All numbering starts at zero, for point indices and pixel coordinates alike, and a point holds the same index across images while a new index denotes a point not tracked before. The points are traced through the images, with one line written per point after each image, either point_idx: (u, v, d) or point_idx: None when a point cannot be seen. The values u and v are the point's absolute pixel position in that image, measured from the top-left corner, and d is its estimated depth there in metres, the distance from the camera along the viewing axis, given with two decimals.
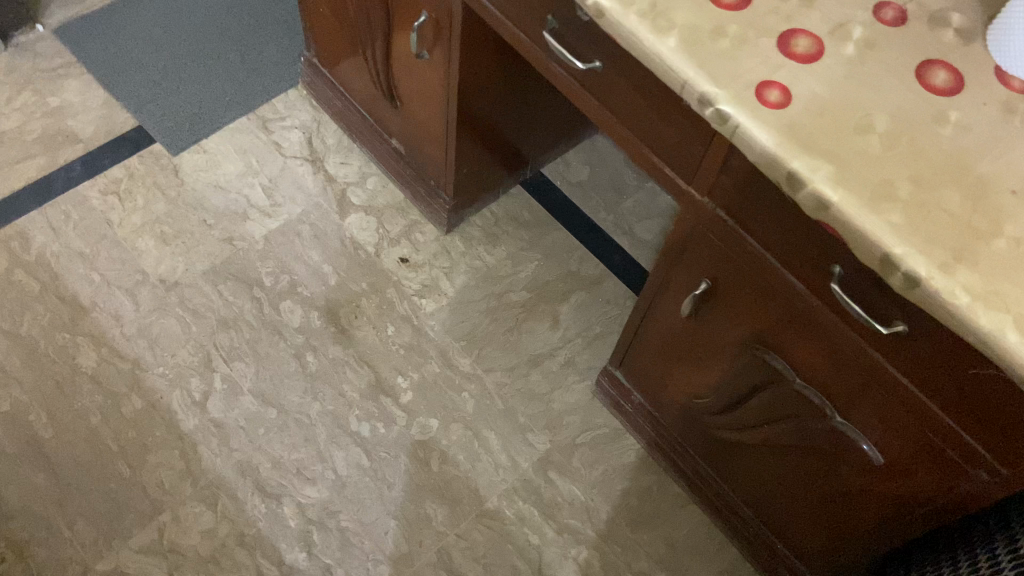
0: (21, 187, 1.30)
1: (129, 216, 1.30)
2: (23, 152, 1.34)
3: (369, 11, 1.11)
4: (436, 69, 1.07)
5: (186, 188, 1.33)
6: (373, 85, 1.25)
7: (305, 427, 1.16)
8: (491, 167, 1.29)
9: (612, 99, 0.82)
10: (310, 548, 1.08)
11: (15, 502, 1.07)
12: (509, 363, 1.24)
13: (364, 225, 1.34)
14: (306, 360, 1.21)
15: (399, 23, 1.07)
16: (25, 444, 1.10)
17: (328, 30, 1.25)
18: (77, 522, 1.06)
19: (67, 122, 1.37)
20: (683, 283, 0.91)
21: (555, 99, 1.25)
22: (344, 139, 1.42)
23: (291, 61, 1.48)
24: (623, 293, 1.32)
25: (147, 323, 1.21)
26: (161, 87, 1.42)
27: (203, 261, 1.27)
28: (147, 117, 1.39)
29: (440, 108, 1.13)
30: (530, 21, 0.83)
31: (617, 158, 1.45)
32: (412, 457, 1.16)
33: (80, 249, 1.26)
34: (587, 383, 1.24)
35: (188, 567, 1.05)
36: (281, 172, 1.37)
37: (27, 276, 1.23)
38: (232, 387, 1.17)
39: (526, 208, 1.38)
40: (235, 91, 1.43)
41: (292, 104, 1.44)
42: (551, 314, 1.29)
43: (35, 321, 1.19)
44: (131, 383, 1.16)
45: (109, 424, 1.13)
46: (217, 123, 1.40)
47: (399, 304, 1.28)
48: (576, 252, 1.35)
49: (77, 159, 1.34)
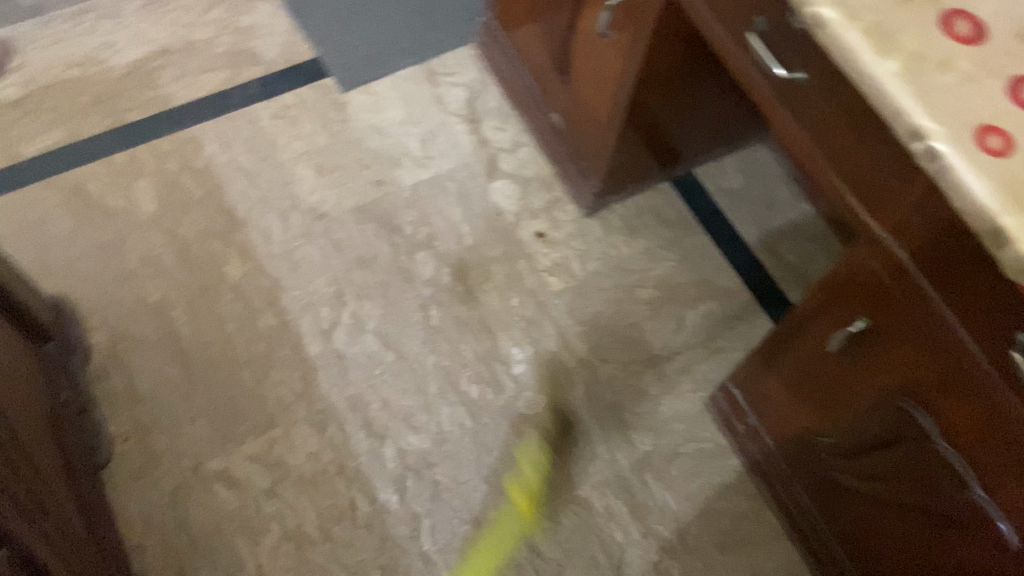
0: (201, 97, 1.38)
1: (292, 142, 1.35)
2: (209, 63, 1.41)
3: None
4: (619, 52, 1.05)
5: (349, 125, 1.38)
6: (548, 56, 1.24)
7: (419, 377, 1.19)
8: (646, 159, 1.26)
9: (803, 114, 0.77)
10: (402, 493, 1.11)
11: (148, 387, 1.14)
12: (625, 358, 1.23)
13: (509, 193, 1.35)
14: (431, 313, 1.23)
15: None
16: (166, 336, 1.18)
17: None
18: (198, 418, 1.13)
19: (252, 43, 1.44)
20: (835, 317, 0.87)
21: (727, 103, 1.22)
22: (504, 105, 1.43)
23: (468, 20, 1.50)
24: (755, 311, 1.28)
25: (291, 247, 1.26)
26: (344, 24, 1.46)
27: (351, 198, 1.31)
28: (326, 51, 1.44)
29: (611, 92, 1.11)
30: (736, 20, 0.81)
31: (775, 172, 1.40)
32: (514, 428, 1.17)
33: (244, 165, 1.32)
34: (699, 395, 1.22)
35: (290, 484, 1.10)
36: (439, 126, 1.39)
37: (193, 181, 1.30)
38: (357, 324, 1.21)
39: (671, 206, 1.36)
40: (410, 40, 1.46)
41: (461, 62, 1.46)
42: (677, 318, 1.27)
43: (193, 224, 1.27)
44: (268, 301, 1.22)
45: (242, 334, 1.19)
46: (389, 68, 1.43)
47: (529, 277, 1.28)
48: (714, 260, 1.31)
49: (255, 79, 1.40)
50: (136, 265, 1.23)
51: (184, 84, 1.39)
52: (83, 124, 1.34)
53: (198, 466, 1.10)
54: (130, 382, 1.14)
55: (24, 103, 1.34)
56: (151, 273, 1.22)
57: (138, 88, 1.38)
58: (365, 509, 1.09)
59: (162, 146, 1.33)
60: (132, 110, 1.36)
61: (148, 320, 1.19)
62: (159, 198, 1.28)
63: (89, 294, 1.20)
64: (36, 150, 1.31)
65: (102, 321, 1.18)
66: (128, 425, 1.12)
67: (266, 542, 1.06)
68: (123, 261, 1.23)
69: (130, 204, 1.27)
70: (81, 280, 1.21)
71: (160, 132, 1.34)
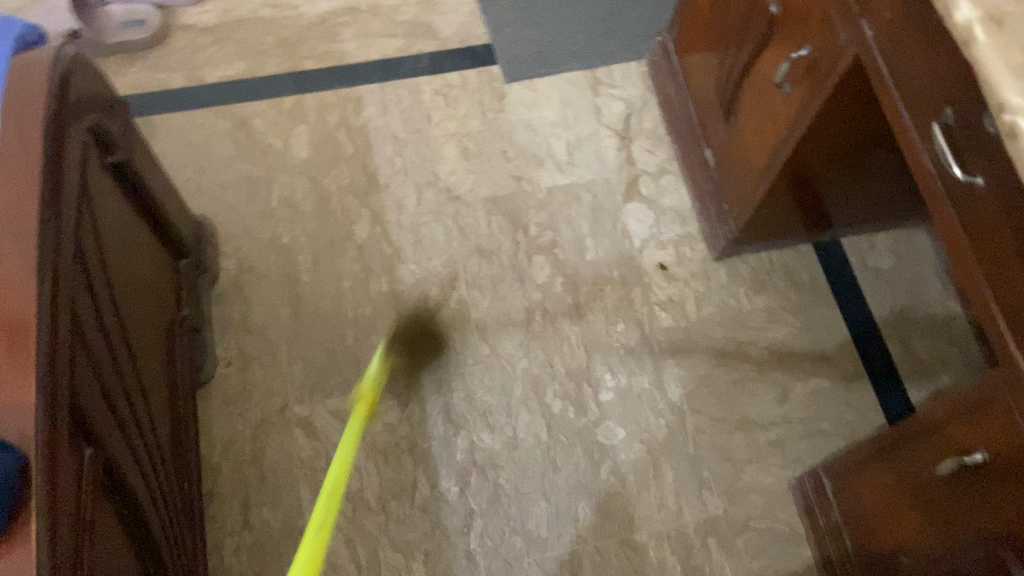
0: (373, 59, 1.43)
1: (446, 121, 1.38)
2: (388, 29, 1.46)
3: (750, 23, 1.06)
4: (790, 107, 1.00)
5: (503, 116, 1.39)
6: (717, 92, 1.20)
7: (507, 378, 1.19)
8: (791, 217, 1.20)
9: (971, 221, 0.71)
10: (463, 487, 1.12)
11: (260, 321, 1.21)
12: (718, 414, 1.19)
13: (642, 217, 1.32)
14: (534, 319, 1.23)
15: (777, 45, 1.01)
16: (286, 278, 1.24)
17: (699, 22, 1.22)
18: (295, 362, 1.18)
19: (433, 17, 1.48)
20: (950, 439, 0.81)
21: (895, 182, 1.13)
22: (660, 129, 1.40)
23: (646, 36, 1.47)
24: (869, 402, 1.20)
25: (419, 222, 1.29)
26: (523, 17, 1.47)
27: (487, 188, 1.33)
28: (500, 40, 1.45)
29: (773, 144, 1.06)
30: (923, 105, 0.74)
31: (930, 260, 1.30)
32: (587, 454, 1.15)
33: (396, 133, 1.36)
34: (786, 473, 1.16)
35: (361, 447, 1.13)
36: (590, 135, 1.38)
37: (346, 138, 1.35)
38: (462, 311, 1.23)
39: (807, 270, 1.29)
40: (584, 45, 1.45)
41: (628, 76, 1.44)
42: (782, 387, 1.20)
43: (336, 179, 1.32)
44: (385, 268, 1.25)
45: (354, 293, 1.23)
46: (555, 68, 1.43)
47: (640, 307, 1.25)
48: (838, 338, 1.24)
49: (427, 53, 1.44)
50: (276, 205, 1.29)
51: (361, 43, 1.44)
52: (263, 63, 1.42)
53: (285, 408, 1.15)
54: (244, 312, 1.21)
55: (217, 32, 1.44)
56: (288, 215, 1.29)
57: (319, 39, 1.44)
58: (424, 491, 1.11)
59: (327, 98, 1.39)
60: (309, 58, 1.42)
61: (273, 259, 1.25)
62: (312, 146, 1.35)
63: (229, 222, 1.28)
64: (217, 78, 1.40)
65: (234, 249, 1.26)
66: (233, 352, 1.18)
67: None
68: (266, 198, 1.30)
69: (285, 146, 1.34)
70: (226, 207, 1.29)
71: (328, 85, 1.40)
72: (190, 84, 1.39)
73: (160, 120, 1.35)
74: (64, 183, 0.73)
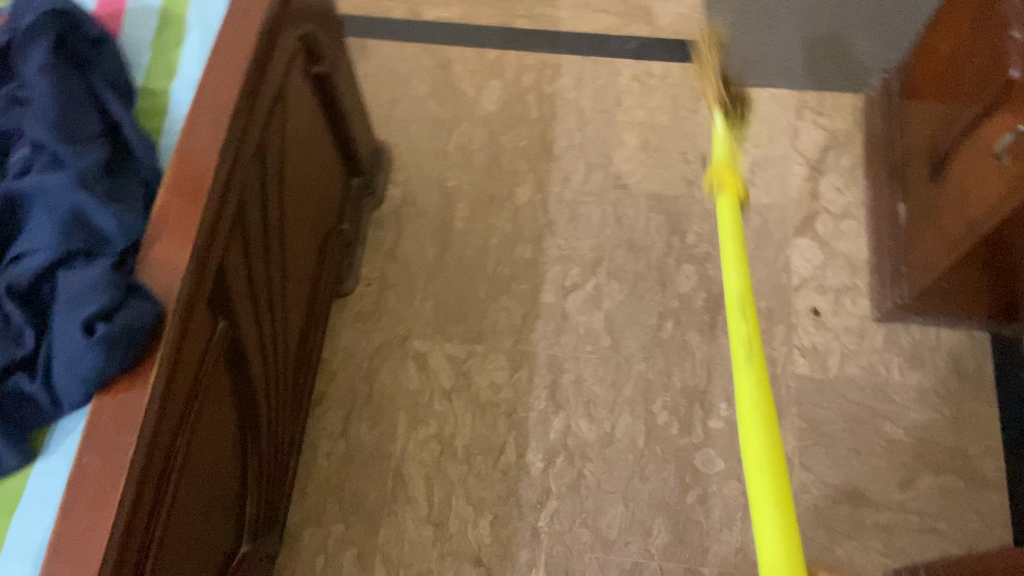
0: (583, 33, 1.43)
1: (635, 109, 1.36)
2: (606, 6, 1.46)
3: (986, 79, 0.95)
4: (1005, 180, 0.90)
5: (694, 117, 1.35)
6: (930, 145, 1.10)
7: (621, 374, 1.17)
8: (973, 297, 1.09)
9: None
10: (548, 464, 1.12)
11: (406, 253, 1.26)
12: (827, 478, 1.11)
13: (808, 255, 1.25)
14: (665, 325, 1.20)
15: (1007, 110, 0.90)
16: (441, 219, 1.28)
17: (932, 67, 1.12)
18: (427, 300, 1.23)
19: (653, 5, 1.46)
20: None
21: None
22: (857, 170, 1.31)
23: (871, 70, 1.37)
24: (1004, 520, 1.07)
25: (580, 200, 1.29)
26: (746, 22, 1.42)
27: (656, 184, 1.30)
28: (714, 39, 1.41)
29: (975, 214, 0.96)
30: None
31: None
32: (679, 473, 1.11)
33: (583, 109, 1.37)
34: (884, 562, 1.06)
35: (463, 397, 1.16)
36: (778, 158, 1.32)
37: (535, 102, 1.37)
38: (596, 297, 1.22)
39: (976, 360, 1.16)
40: (800, 64, 1.38)
41: (838, 108, 1.35)
42: (908, 473, 1.11)
43: (514, 138, 1.34)
44: (535, 235, 1.27)
45: (499, 251, 1.26)
46: (762, 82, 1.37)
47: (778, 345, 1.19)
48: (989, 441, 1.12)
49: (636, 38, 1.43)
50: (452, 149, 1.34)
51: (576, 15, 1.45)
52: (479, 13, 1.46)
53: (406, 339, 1.20)
54: (395, 241, 1.27)
55: None
56: (460, 161, 1.33)
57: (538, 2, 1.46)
58: (510, 456, 1.13)
59: (528, 59, 1.41)
60: (522, 18, 1.45)
61: (436, 198, 1.30)
62: (501, 102, 1.37)
63: (406, 153, 1.34)
64: (433, 18, 1.46)
65: (403, 180, 1.31)
66: (376, 274, 1.25)
67: (419, 432, 1.15)
68: (445, 140, 1.34)
69: (476, 96, 1.38)
70: (408, 139, 1.35)
71: (533, 46, 1.42)
72: (408, 18, 1.46)
73: (373, 44, 1.43)
74: (264, 85, 0.80)
